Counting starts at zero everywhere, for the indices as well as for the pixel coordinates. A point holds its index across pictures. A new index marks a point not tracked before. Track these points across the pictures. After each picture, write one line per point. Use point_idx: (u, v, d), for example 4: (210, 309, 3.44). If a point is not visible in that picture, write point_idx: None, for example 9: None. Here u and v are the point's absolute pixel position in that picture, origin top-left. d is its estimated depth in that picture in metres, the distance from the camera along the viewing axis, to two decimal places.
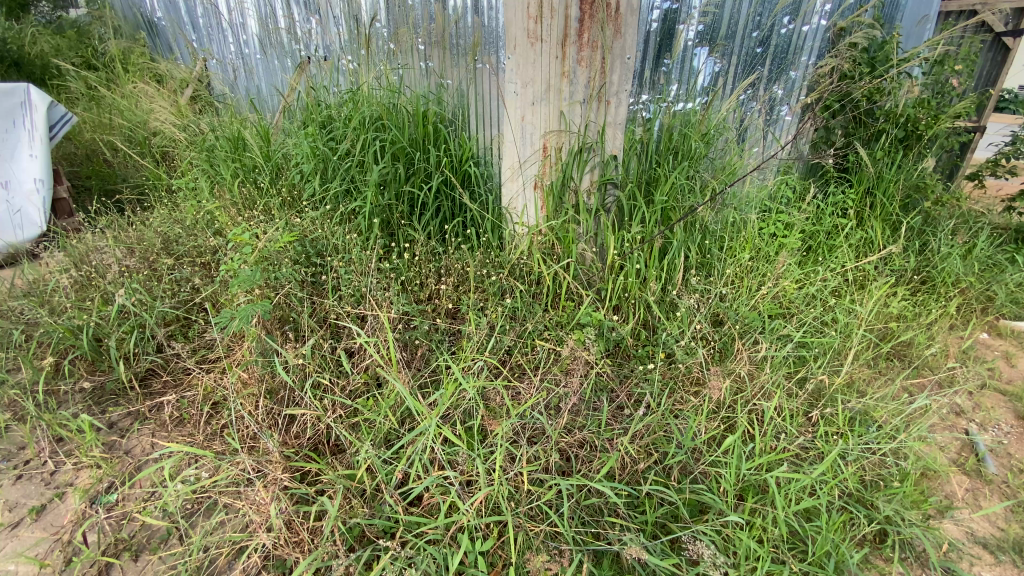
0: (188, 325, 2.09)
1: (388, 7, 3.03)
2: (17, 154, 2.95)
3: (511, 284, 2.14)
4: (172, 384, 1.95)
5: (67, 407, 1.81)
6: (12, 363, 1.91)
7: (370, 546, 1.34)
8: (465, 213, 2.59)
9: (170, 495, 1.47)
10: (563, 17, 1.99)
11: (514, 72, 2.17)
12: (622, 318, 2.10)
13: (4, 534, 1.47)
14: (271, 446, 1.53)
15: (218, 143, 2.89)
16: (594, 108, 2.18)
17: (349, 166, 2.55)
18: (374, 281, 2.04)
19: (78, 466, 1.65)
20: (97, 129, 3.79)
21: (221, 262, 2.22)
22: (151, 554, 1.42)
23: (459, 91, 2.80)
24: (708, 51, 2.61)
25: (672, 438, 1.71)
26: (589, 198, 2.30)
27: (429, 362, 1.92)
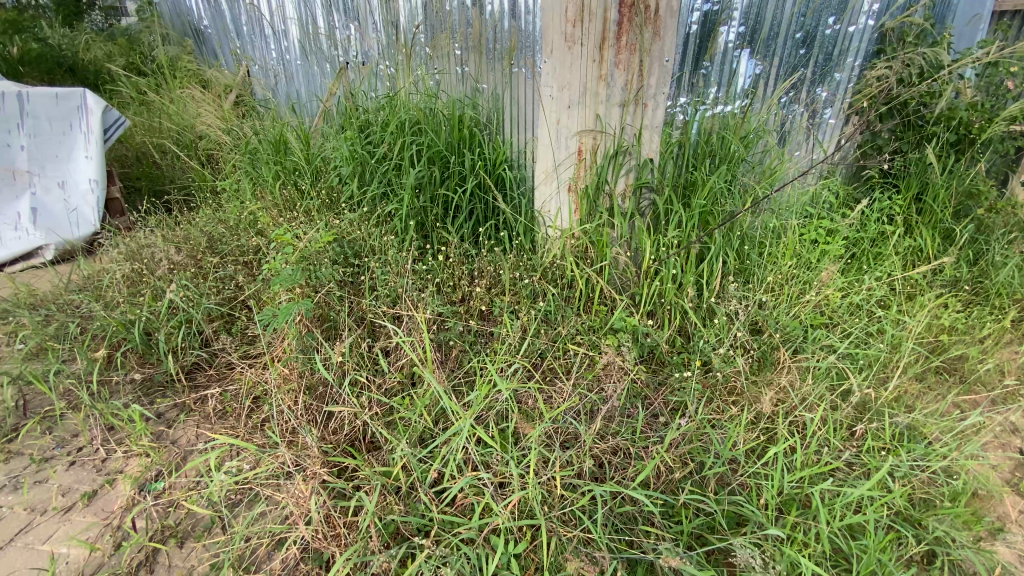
0: (231, 321, 2.15)
1: (426, 14, 3.08)
2: (75, 156, 3.13)
3: (544, 287, 2.14)
4: (216, 378, 2.02)
5: (118, 398, 1.90)
6: (68, 354, 2.01)
7: (405, 543, 1.35)
8: (498, 217, 2.60)
9: (214, 485, 1.52)
10: (602, 20, 1.99)
11: (551, 75, 2.19)
12: (657, 325, 2.07)
13: (59, 517, 1.54)
14: (310, 441, 1.57)
15: (261, 146, 2.99)
16: (631, 111, 2.16)
17: (386, 169, 2.61)
18: (409, 282, 2.08)
19: (128, 454, 1.72)
20: (148, 132, 3.96)
21: (263, 262, 2.31)
22: (196, 542, 1.47)
23: (494, 95, 2.82)
24: (749, 53, 2.55)
25: (709, 447, 1.67)
26: (623, 202, 2.28)
27: (462, 364, 1.93)
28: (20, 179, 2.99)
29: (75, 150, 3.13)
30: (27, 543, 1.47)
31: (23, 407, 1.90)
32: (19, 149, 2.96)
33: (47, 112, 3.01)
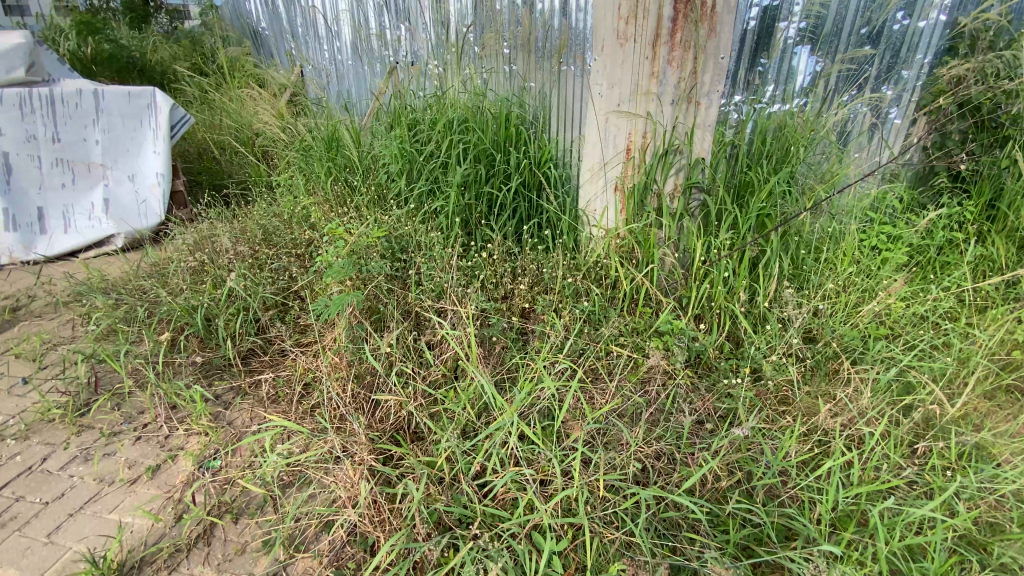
0: (285, 310, 2.25)
1: (476, 13, 3.11)
2: (145, 151, 3.31)
3: (587, 286, 2.12)
4: (269, 364, 2.11)
5: (179, 378, 2.00)
6: (137, 336, 2.14)
7: (448, 533, 1.37)
8: (542, 215, 2.59)
9: (268, 466, 1.59)
10: (655, 17, 1.97)
11: (601, 73, 2.18)
12: (705, 328, 2.01)
13: (125, 488, 1.64)
14: (358, 428, 1.62)
15: (314, 142, 3.09)
16: (684, 109, 2.12)
17: (433, 167, 2.66)
18: (454, 277, 2.11)
19: (189, 433, 1.82)
20: (210, 130, 4.17)
21: (316, 254, 2.41)
22: (249, 518, 1.53)
23: (542, 94, 2.81)
24: (810, 50, 2.43)
25: (758, 457, 1.61)
26: (672, 202, 2.24)
27: (505, 360, 1.93)
28: (95, 171, 3.23)
29: (145, 145, 3.31)
30: (97, 510, 1.57)
31: (96, 384, 2.03)
32: (95, 144, 3.20)
33: (121, 110, 3.20)
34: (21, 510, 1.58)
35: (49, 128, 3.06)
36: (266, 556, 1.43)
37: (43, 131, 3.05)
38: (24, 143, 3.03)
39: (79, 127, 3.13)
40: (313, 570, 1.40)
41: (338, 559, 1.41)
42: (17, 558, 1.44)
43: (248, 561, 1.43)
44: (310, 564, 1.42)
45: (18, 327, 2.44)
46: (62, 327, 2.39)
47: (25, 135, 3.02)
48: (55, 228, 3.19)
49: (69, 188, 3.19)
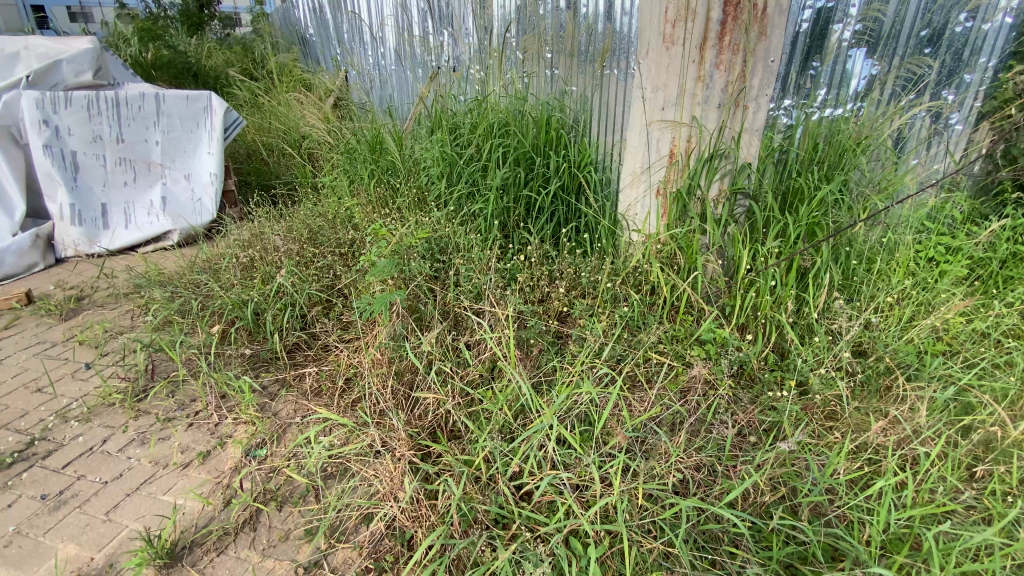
0: (328, 307, 2.32)
1: (519, 19, 3.13)
2: (200, 152, 3.47)
3: (627, 291, 2.08)
4: (312, 358, 2.18)
5: (229, 368, 2.09)
6: (191, 327, 2.25)
7: (485, 532, 1.37)
8: (580, 219, 2.57)
9: (312, 457, 1.63)
10: (704, 19, 1.95)
11: (645, 77, 2.17)
12: (749, 338, 1.95)
13: (178, 471, 1.71)
14: (398, 424, 1.65)
15: (359, 145, 3.19)
16: (731, 113, 2.08)
17: (473, 169, 2.69)
18: (492, 279, 2.13)
19: (237, 421, 1.89)
20: (259, 132, 4.35)
21: (359, 254, 2.49)
22: (293, 507, 1.58)
23: (583, 97, 2.79)
24: (866, 53, 2.35)
25: (804, 472, 1.55)
26: (717, 207, 2.19)
27: (541, 363, 1.92)
28: (154, 170, 3.41)
29: (200, 146, 3.48)
30: (151, 492, 1.64)
31: (152, 371, 2.14)
32: (155, 144, 3.39)
33: (180, 113, 3.39)
34: (83, 488, 1.67)
35: (114, 129, 3.27)
36: (308, 544, 1.47)
37: (109, 131, 3.26)
38: (91, 143, 3.23)
39: (141, 129, 3.33)
40: (353, 561, 1.43)
41: (376, 551, 1.44)
42: (78, 534, 1.52)
43: (291, 548, 1.47)
44: (350, 554, 1.45)
45: (82, 316, 2.60)
46: (121, 317, 2.53)
47: (92, 136, 3.23)
48: (116, 223, 3.37)
49: (130, 186, 3.37)
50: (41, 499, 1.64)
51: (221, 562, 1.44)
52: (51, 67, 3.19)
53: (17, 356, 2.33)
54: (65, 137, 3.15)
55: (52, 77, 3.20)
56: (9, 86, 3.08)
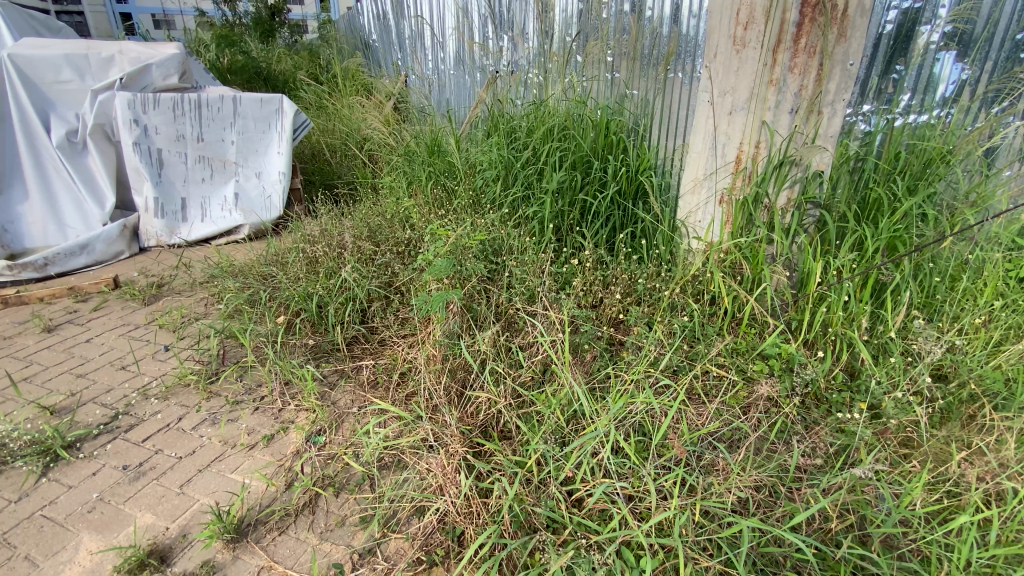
0: (387, 302, 2.42)
1: (579, 21, 3.11)
2: (269, 151, 3.71)
3: (685, 300, 2.02)
4: (370, 352, 2.27)
5: (293, 357, 2.20)
6: (259, 316, 2.38)
7: (535, 536, 1.37)
8: (637, 224, 2.51)
9: (369, 447, 1.69)
10: (778, 21, 1.88)
11: (711, 80, 2.12)
12: (817, 355, 1.84)
13: (244, 452, 1.81)
14: (451, 420, 1.68)
15: (418, 148, 3.30)
16: (804, 119, 2.01)
17: (529, 173, 2.69)
18: (546, 282, 2.14)
19: (299, 408, 1.99)
20: (324, 133, 4.57)
21: (415, 253, 2.57)
22: (349, 494, 1.64)
23: (645, 101, 2.72)
24: (955, 56, 2.13)
25: (875, 501, 1.45)
26: (784, 216, 2.11)
27: (594, 369, 1.88)
28: (229, 168, 3.66)
29: (270, 146, 3.73)
30: (220, 469, 1.74)
31: (223, 356, 2.28)
32: (230, 144, 3.63)
33: (253, 115, 3.64)
34: (160, 462, 1.79)
35: (195, 129, 3.52)
36: (363, 531, 1.52)
37: (190, 131, 3.51)
38: (175, 142, 3.48)
39: (219, 129, 3.58)
40: (405, 552, 1.46)
41: (427, 544, 1.46)
42: (154, 504, 1.62)
43: (346, 533, 1.52)
44: (402, 545, 1.48)
45: (162, 302, 2.80)
46: (196, 304, 2.72)
47: (176, 135, 3.48)
48: (193, 217, 3.61)
49: (208, 182, 3.62)
50: (123, 469, 1.77)
51: (282, 541, 1.51)
52: (142, 70, 3.45)
53: (106, 335, 2.54)
54: (152, 135, 3.41)
55: (142, 79, 3.47)
56: (105, 88, 3.35)
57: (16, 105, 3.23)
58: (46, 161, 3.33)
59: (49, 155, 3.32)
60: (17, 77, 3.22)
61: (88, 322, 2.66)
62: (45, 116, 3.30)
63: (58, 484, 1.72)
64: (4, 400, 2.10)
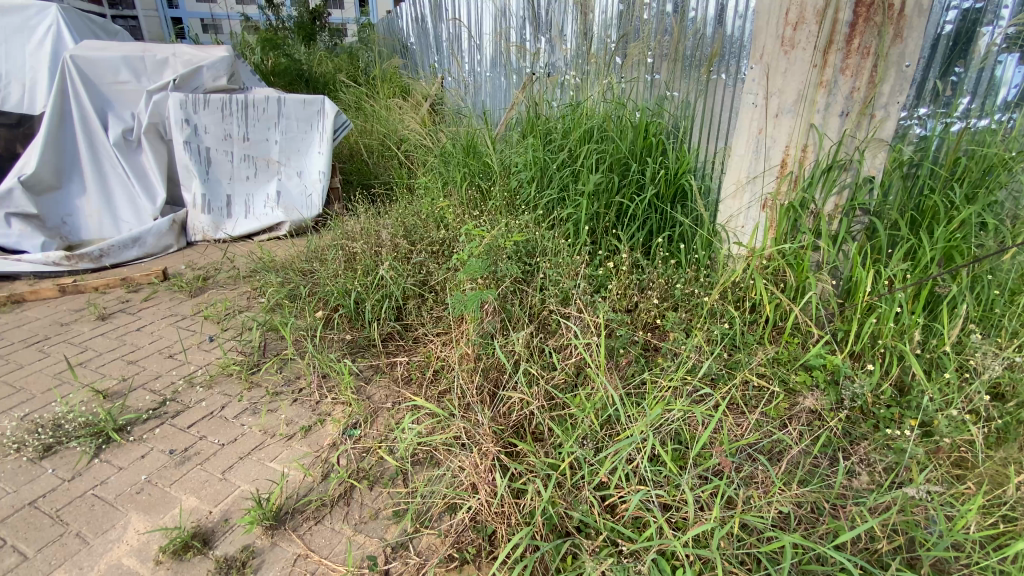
0: (421, 301, 2.47)
1: (620, 23, 3.08)
2: (311, 151, 3.84)
3: (725, 307, 1.98)
4: (404, 349, 2.31)
5: (330, 351, 2.25)
6: (299, 311, 2.45)
7: (568, 539, 1.36)
8: (675, 228, 2.47)
9: (404, 442, 1.72)
10: (830, 21, 1.83)
11: (757, 82, 2.07)
12: (864, 368, 1.76)
13: (283, 442, 1.86)
14: (483, 419, 1.68)
15: (454, 149, 3.35)
16: (856, 123, 1.94)
17: (564, 175, 2.68)
18: (580, 285, 2.12)
19: (336, 401, 2.03)
20: (362, 134, 4.67)
21: (450, 252, 2.61)
22: (383, 487, 1.67)
23: (686, 103, 2.68)
24: (1021, 58, 1.98)
25: (926, 523, 1.37)
26: (831, 223, 2.05)
27: (629, 374, 1.86)
28: (272, 167, 3.79)
29: (312, 146, 3.86)
30: (260, 458, 1.80)
31: (265, 348, 2.35)
32: (274, 143, 3.77)
33: (297, 115, 3.78)
34: (204, 448, 1.85)
35: (242, 129, 3.66)
36: (395, 525, 1.54)
37: (237, 131, 3.64)
38: (222, 141, 3.61)
39: (264, 129, 3.71)
40: (436, 548, 1.47)
41: (459, 542, 1.46)
42: (198, 489, 1.69)
43: (379, 526, 1.55)
44: (434, 541, 1.49)
45: (208, 295, 2.92)
46: (240, 297, 2.82)
47: (223, 134, 3.62)
48: (237, 213, 3.74)
49: (252, 180, 3.75)
50: (169, 453, 1.84)
51: (318, 530, 1.54)
52: (194, 72, 3.60)
53: (156, 324, 2.66)
54: (202, 135, 3.55)
55: (193, 81, 3.61)
56: (159, 88, 3.51)
57: (77, 104, 3.41)
58: (103, 158, 3.51)
59: (105, 152, 3.50)
60: (79, 78, 3.39)
61: (139, 312, 2.79)
62: (103, 115, 3.48)
63: (109, 465, 1.80)
64: (61, 383, 2.22)
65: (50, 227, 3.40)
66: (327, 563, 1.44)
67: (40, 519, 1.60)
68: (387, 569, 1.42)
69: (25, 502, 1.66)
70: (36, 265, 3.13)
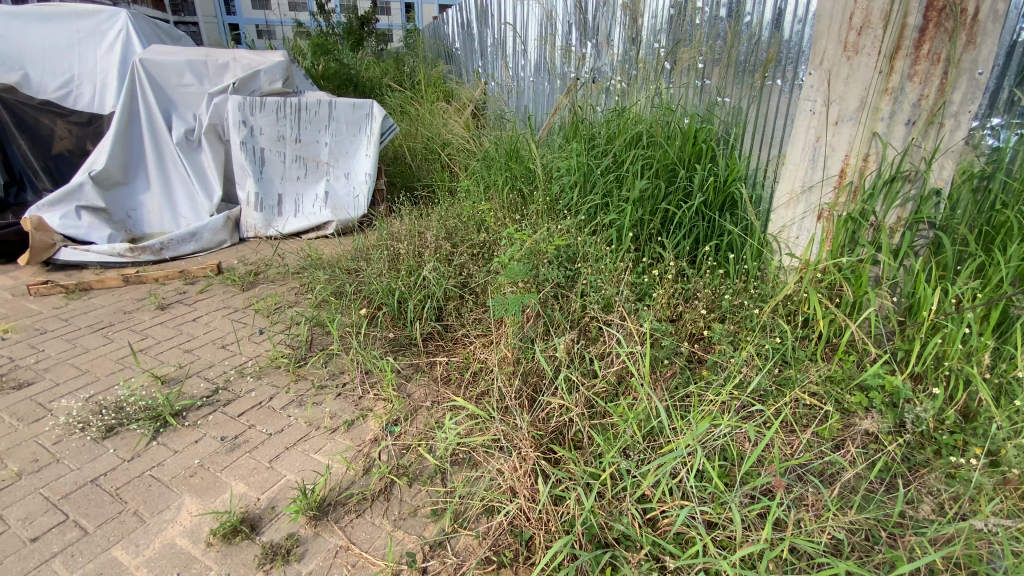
0: (461, 302, 2.50)
1: (670, 27, 3.04)
2: (358, 154, 3.97)
3: (776, 321, 1.91)
4: (443, 349, 2.35)
5: (373, 348, 2.31)
6: (344, 308, 2.53)
7: (608, 551, 1.34)
8: (723, 237, 2.40)
9: (444, 442, 1.74)
10: (898, 26, 1.77)
11: (816, 88, 2.01)
12: (926, 391, 1.66)
13: (327, 435, 1.91)
14: (523, 424, 1.68)
15: (497, 153, 3.37)
16: (923, 132, 1.85)
17: (609, 180, 2.64)
18: (623, 292, 2.09)
19: (377, 397, 2.09)
20: (406, 137, 4.78)
21: (492, 256, 2.64)
22: (422, 485, 1.70)
23: (737, 109, 2.61)
24: None
25: (991, 558, 1.28)
26: (893, 236, 1.95)
27: (674, 385, 1.82)
28: (321, 168, 3.93)
29: (360, 149, 3.99)
30: (305, 449, 1.85)
31: (311, 343, 2.43)
32: (325, 145, 3.91)
33: (347, 119, 3.91)
34: (253, 436, 1.93)
35: (295, 131, 3.80)
36: (434, 524, 1.56)
37: (291, 132, 3.79)
38: (276, 142, 3.76)
39: (315, 131, 3.85)
40: (474, 549, 1.48)
41: (497, 544, 1.46)
42: (247, 475, 1.75)
43: (418, 524, 1.57)
44: (471, 542, 1.50)
45: (258, 289, 3.05)
46: (288, 293, 2.94)
47: (277, 135, 3.77)
48: (287, 211, 3.89)
49: (302, 180, 3.90)
50: (221, 440, 1.92)
51: (359, 524, 1.57)
52: (252, 76, 3.77)
53: (210, 316, 2.79)
54: (258, 135, 3.71)
55: (252, 84, 3.77)
56: (220, 91, 3.69)
57: (145, 105, 3.62)
58: (167, 156, 3.71)
59: (169, 151, 3.70)
60: (147, 81, 3.60)
61: (195, 303, 2.93)
62: (168, 116, 3.68)
63: (165, 448, 1.89)
64: (124, 367, 2.36)
65: (116, 221, 3.62)
66: (367, 557, 1.47)
67: (101, 497, 1.70)
68: (425, 567, 1.44)
69: (88, 479, 1.76)
70: (103, 256, 3.33)
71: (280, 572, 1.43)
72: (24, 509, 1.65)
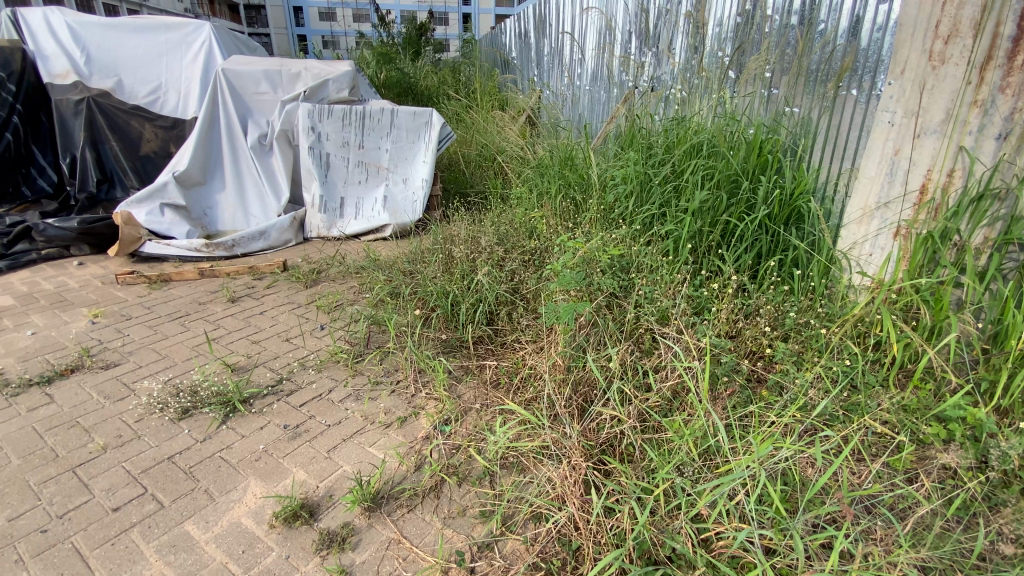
0: (512, 307, 2.52)
1: (736, 35, 2.96)
2: (416, 161, 4.11)
3: (844, 343, 1.82)
4: (493, 353, 2.39)
5: (426, 348, 2.37)
6: (399, 308, 2.61)
7: (660, 568, 1.32)
8: (788, 252, 2.31)
9: (494, 445, 1.77)
10: (991, 35, 1.66)
11: (895, 99, 1.91)
12: (1014, 426, 1.53)
13: (382, 430, 1.98)
14: (574, 433, 1.68)
15: (552, 160, 3.40)
16: (1017, 146, 1.72)
17: (666, 190, 2.59)
18: (680, 304, 2.06)
19: (430, 397, 2.15)
20: (462, 145, 4.90)
21: (545, 264, 2.66)
22: (471, 486, 1.73)
23: (806, 120, 2.52)
24: None
25: None
26: (978, 257, 1.80)
27: (730, 403, 1.76)
28: (381, 173, 4.09)
29: (418, 156, 4.13)
30: (361, 442, 1.93)
31: (369, 341, 2.54)
32: (385, 152, 4.06)
33: (407, 126, 4.06)
34: (312, 427, 2.03)
35: (358, 137, 3.97)
36: (482, 525, 1.59)
37: (354, 138, 3.97)
38: (341, 147, 3.95)
39: (377, 138, 4.01)
40: (521, 554, 1.49)
41: (545, 551, 1.47)
42: (307, 464, 1.84)
43: (466, 523, 1.60)
44: (519, 547, 1.51)
45: (319, 287, 3.20)
46: (348, 291, 3.07)
47: (342, 141, 3.95)
48: (348, 214, 4.07)
49: (363, 184, 4.07)
50: (283, 428, 2.03)
51: (410, 519, 1.62)
52: (321, 85, 3.98)
53: (276, 310, 2.95)
54: (324, 141, 3.90)
55: (320, 93, 3.98)
56: (291, 99, 3.91)
57: (225, 111, 3.88)
58: (242, 159, 3.97)
59: (244, 154, 3.96)
60: (228, 89, 3.87)
61: (262, 297, 3.12)
62: (245, 122, 3.94)
63: (233, 432, 2.02)
64: (198, 354, 2.54)
65: (195, 218, 3.89)
66: (418, 552, 1.51)
67: (176, 473, 1.83)
68: (473, 567, 1.46)
69: (165, 456, 1.91)
70: (183, 250, 3.60)
71: (335, 559, 1.49)
72: (110, 480, 1.80)
